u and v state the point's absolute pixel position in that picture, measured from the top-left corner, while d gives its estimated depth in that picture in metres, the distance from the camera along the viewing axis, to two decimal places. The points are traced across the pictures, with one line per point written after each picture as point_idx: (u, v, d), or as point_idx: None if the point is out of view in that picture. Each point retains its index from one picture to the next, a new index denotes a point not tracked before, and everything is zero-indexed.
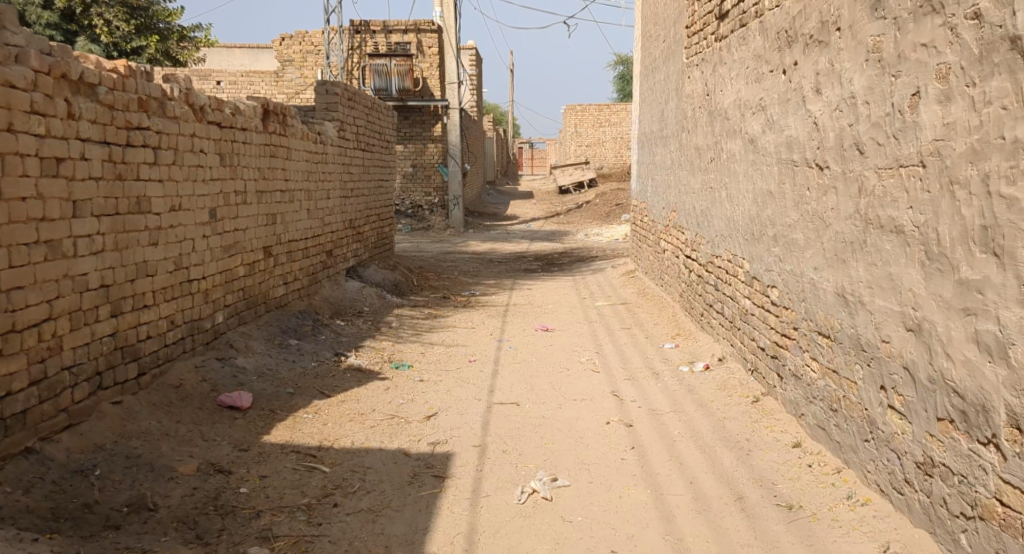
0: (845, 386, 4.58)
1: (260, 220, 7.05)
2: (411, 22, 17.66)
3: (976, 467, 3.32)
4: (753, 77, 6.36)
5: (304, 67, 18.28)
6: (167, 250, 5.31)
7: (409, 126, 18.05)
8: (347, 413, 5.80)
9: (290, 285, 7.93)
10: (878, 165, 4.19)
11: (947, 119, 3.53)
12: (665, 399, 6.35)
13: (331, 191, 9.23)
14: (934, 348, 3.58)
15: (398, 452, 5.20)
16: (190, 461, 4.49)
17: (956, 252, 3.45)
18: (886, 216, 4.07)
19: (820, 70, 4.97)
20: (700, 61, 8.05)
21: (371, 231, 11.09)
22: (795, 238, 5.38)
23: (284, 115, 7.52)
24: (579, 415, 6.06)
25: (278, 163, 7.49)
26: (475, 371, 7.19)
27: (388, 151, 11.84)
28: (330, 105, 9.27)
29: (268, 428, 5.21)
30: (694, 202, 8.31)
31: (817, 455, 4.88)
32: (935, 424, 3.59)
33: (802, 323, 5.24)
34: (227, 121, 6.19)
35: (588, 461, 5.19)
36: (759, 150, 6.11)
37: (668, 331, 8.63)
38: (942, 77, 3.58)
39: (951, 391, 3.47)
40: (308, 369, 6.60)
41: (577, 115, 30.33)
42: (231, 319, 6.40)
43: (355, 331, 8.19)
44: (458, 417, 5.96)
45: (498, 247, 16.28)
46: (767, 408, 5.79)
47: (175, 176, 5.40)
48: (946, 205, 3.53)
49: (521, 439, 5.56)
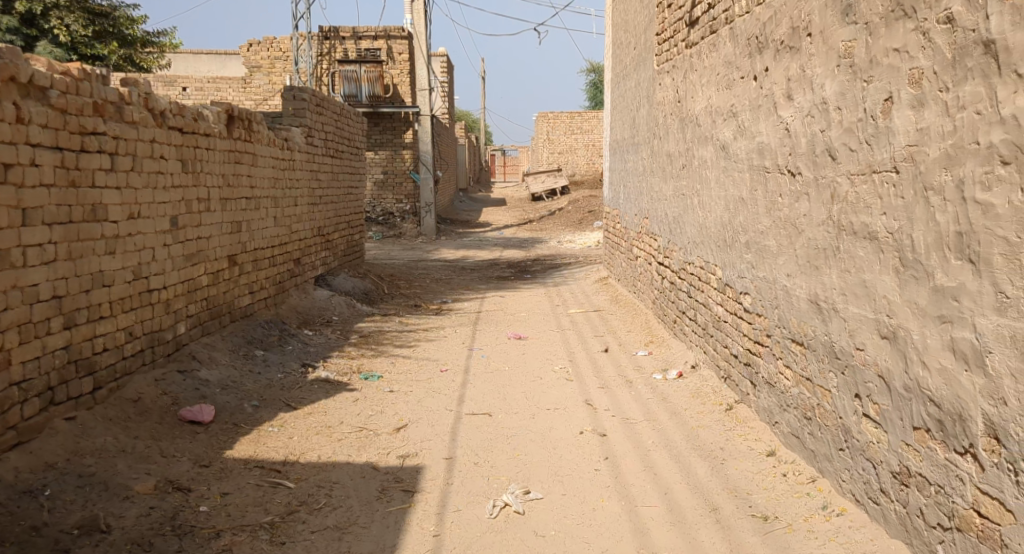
0: (819, 394, 4.53)
1: (225, 228, 6.90)
2: (381, 29, 17.54)
3: (954, 478, 3.26)
4: (723, 83, 6.32)
5: (273, 73, 18.09)
6: (125, 260, 5.15)
7: (380, 132, 17.97)
8: (314, 426, 5.67)
9: (256, 294, 7.77)
10: (850, 171, 4.14)
11: (921, 125, 3.48)
12: (638, 408, 6.28)
13: (299, 198, 9.08)
14: (909, 356, 3.52)
15: (366, 466, 5.08)
16: (147, 479, 4.33)
17: (932, 259, 3.40)
18: (859, 223, 4.02)
19: (791, 75, 4.93)
20: (671, 67, 8.02)
21: (340, 239, 10.95)
22: (767, 245, 5.33)
23: (249, 120, 7.39)
24: (551, 426, 5.97)
25: (244, 169, 7.34)
26: (446, 381, 7.08)
27: (359, 158, 11.71)
28: (298, 111, 9.14)
29: (231, 442, 5.07)
30: (666, 209, 8.26)
31: (791, 464, 4.82)
32: (911, 433, 3.53)
33: (776, 331, 5.19)
34: (189, 126, 6.04)
35: (560, 473, 5.09)
36: (731, 156, 6.07)
37: (641, 338, 8.56)
38: (915, 82, 3.52)
39: (927, 399, 3.41)
40: (274, 381, 6.46)
41: (549, 122, 30.32)
42: (194, 329, 6.25)
43: (324, 341, 8.05)
44: (428, 428, 5.84)
45: (470, 255, 16.18)
46: (740, 416, 5.73)
47: (133, 183, 5.24)
48: (921, 211, 3.47)
49: (492, 451, 5.45)
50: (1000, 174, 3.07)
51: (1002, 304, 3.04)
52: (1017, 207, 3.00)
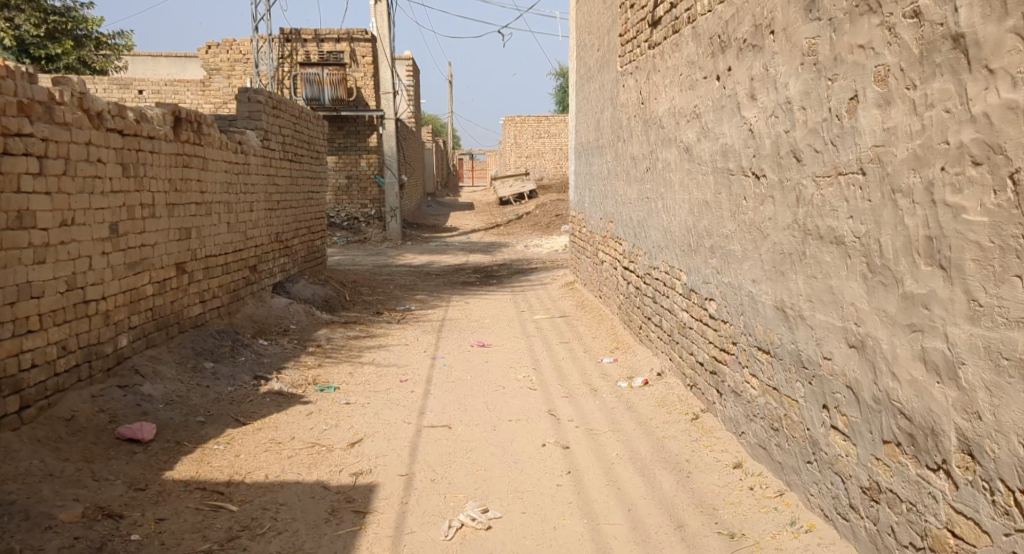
0: (786, 404, 4.37)
1: (172, 235, 6.66)
2: (344, 31, 17.27)
3: (925, 495, 3.11)
4: (686, 83, 6.16)
5: (232, 76, 17.76)
6: (56, 269, 4.96)
7: (343, 136, 17.69)
8: (263, 443, 5.43)
9: (208, 304, 7.51)
10: (816, 173, 3.99)
11: (887, 124, 3.31)
12: (603, 417, 6.10)
13: (255, 203, 8.82)
14: (878, 367, 3.36)
15: (316, 485, 4.86)
16: (75, 506, 4.09)
17: (900, 265, 3.24)
18: (825, 226, 3.87)
19: (755, 75, 4.78)
20: (634, 68, 7.86)
21: (300, 245, 10.67)
22: (732, 249, 5.17)
23: (198, 122, 7.14)
24: (513, 438, 5.77)
25: (193, 173, 7.09)
26: (406, 392, 6.86)
27: (320, 163, 11.43)
28: (253, 113, 8.86)
29: (172, 463, 4.88)
30: (631, 212, 8.09)
31: (759, 477, 4.66)
32: (880, 447, 3.37)
33: (741, 338, 5.04)
34: (130, 128, 5.83)
35: (521, 489, 4.90)
36: (695, 158, 5.92)
37: (607, 344, 8.39)
38: (880, 80, 3.36)
39: (897, 412, 3.25)
40: (224, 395, 6.22)
41: (517, 125, 30.14)
42: (137, 341, 6.02)
43: (279, 351, 7.79)
44: (384, 442, 5.62)
45: (436, 260, 15.94)
46: (706, 425, 5.58)
47: (66, 188, 5.06)
48: (889, 214, 3.31)
49: (451, 466, 5.24)
50: (972, 176, 2.92)
51: (975, 312, 2.89)
52: (989, 210, 2.85)
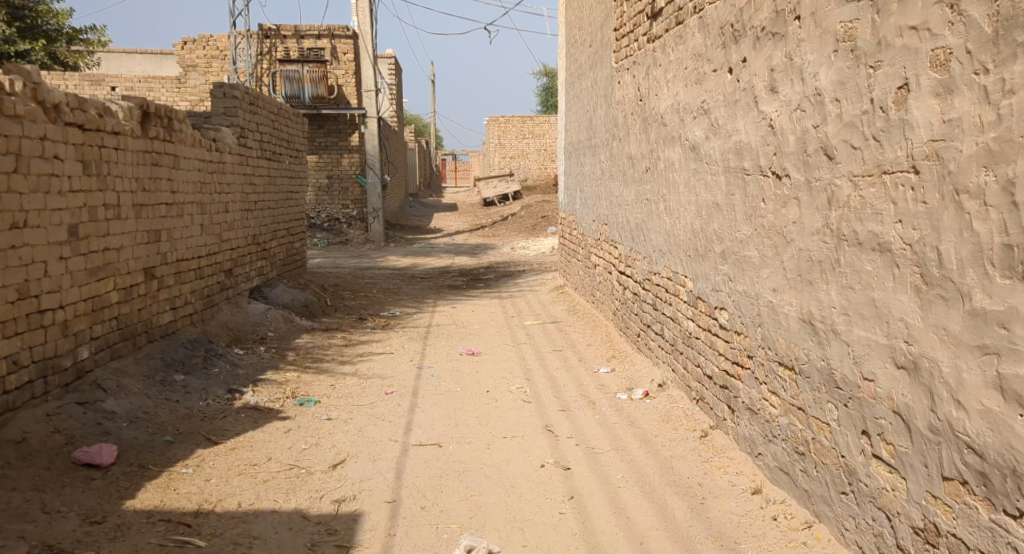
0: (814, 427, 3.96)
1: (140, 238, 6.21)
2: (325, 27, 16.81)
3: (1002, 545, 2.74)
4: (692, 77, 5.74)
5: (210, 72, 17.41)
6: (6, 276, 4.60)
7: (325, 135, 17.20)
8: (237, 465, 4.96)
9: (179, 311, 7.03)
10: (853, 171, 3.58)
11: (949, 115, 2.95)
12: (604, 434, 5.67)
13: (230, 204, 8.33)
14: (937, 393, 3.00)
15: (295, 515, 4.42)
16: (20, 545, 3.68)
17: (967, 277, 2.87)
18: (866, 232, 3.46)
19: (775, 65, 4.36)
20: (631, 63, 7.45)
21: (278, 247, 10.17)
22: (747, 255, 4.75)
23: (168, 117, 6.69)
24: (508, 457, 5.33)
25: (164, 171, 6.64)
26: (391, 406, 6.39)
27: (299, 162, 10.95)
28: (229, 109, 8.38)
29: (133, 490, 4.43)
30: (628, 214, 7.67)
31: (783, 505, 4.25)
32: (939, 484, 3.00)
33: (758, 352, 4.63)
34: (91, 122, 5.44)
35: (519, 518, 4.50)
36: (702, 157, 5.50)
37: (603, 353, 7.96)
38: (940, 65, 3.00)
39: (963, 445, 2.88)
40: (194, 411, 5.75)
41: (501, 126, 29.63)
42: (100, 353, 5.59)
43: (256, 361, 7.31)
44: (370, 463, 5.17)
45: (420, 262, 15.46)
46: (716, 443, 5.16)
47: (18, 187, 4.73)
48: (951, 219, 2.95)
49: (441, 492, 4.79)
50: None
51: None
52: None
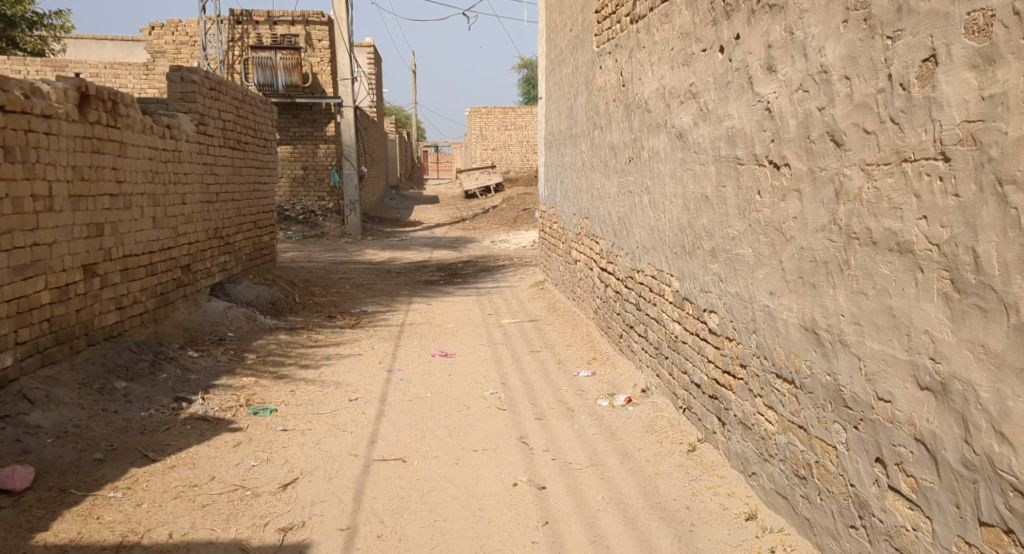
0: (817, 449, 3.50)
1: (78, 232, 5.68)
2: (298, 13, 16.23)
3: None
4: (678, 59, 5.25)
5: (179, 59, 16.83)
6: None
7: (298, 125, 16.62)
8: (175, 487, 4.46)
9: (127, 311, 6.49)
10: (865, 160, 3.12)
11: (989, 93, 2.58)
12: (583, 447, 5.20)
13: (187, 195, 7.76)
14: (973, 421, 2.65)
15: (233, 547, 3.93)
16: None
17: (1012, 285, 2.52)
18: (881, 229, 3.01)
19: (773, 41, 3.87)
20: (613, 47, 6.95)
21: (244, 241, 9.59)
22: (740, 254, 4.27)
23: (114, 101, 6.15)
24: (477, 474, 4.85)
25: (108, 160, 6.11)
26: (353, 415, 5.89)
27: (268, 152, 10.39)
28: (186, 94, 7.83)
29: (48, 520, 3.93)
30: (610, 208, 7.18)
31: (781, 535, 3.79)
32: (975, 531, 2.65)
33: (753, 361, 4.15)
34: (14, 104, 4.95)
35: (488, 548, 4.02)
36: (690, 146, 5.02)
37: (582, 356, 7.47)
38: (979, 31, 2.61)
39: (1008, 486, 2.54)
40: (133, 422, 5.23)
41: (482, 117, 29.02)
42: (27, 360, 5.08)
43: (211, 364, 6.79)
44: (326, 482, 4.68)
45: (397, 256, 14.94)
46: (706, 459, 4.69)
47: None
48: (991, 216, 2.59)
49: (405, 516, 4.32)
50: None
51: None
52: None
